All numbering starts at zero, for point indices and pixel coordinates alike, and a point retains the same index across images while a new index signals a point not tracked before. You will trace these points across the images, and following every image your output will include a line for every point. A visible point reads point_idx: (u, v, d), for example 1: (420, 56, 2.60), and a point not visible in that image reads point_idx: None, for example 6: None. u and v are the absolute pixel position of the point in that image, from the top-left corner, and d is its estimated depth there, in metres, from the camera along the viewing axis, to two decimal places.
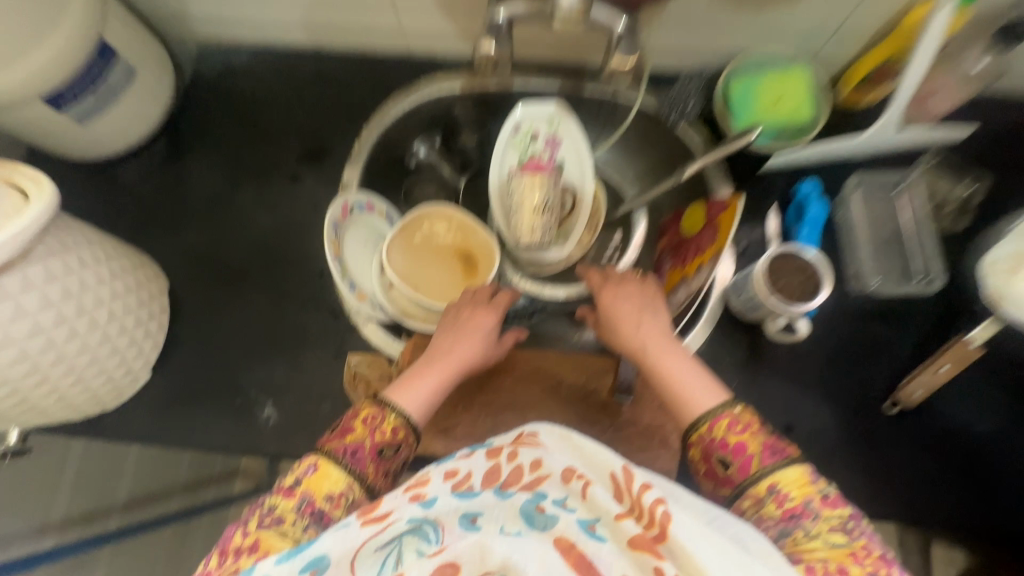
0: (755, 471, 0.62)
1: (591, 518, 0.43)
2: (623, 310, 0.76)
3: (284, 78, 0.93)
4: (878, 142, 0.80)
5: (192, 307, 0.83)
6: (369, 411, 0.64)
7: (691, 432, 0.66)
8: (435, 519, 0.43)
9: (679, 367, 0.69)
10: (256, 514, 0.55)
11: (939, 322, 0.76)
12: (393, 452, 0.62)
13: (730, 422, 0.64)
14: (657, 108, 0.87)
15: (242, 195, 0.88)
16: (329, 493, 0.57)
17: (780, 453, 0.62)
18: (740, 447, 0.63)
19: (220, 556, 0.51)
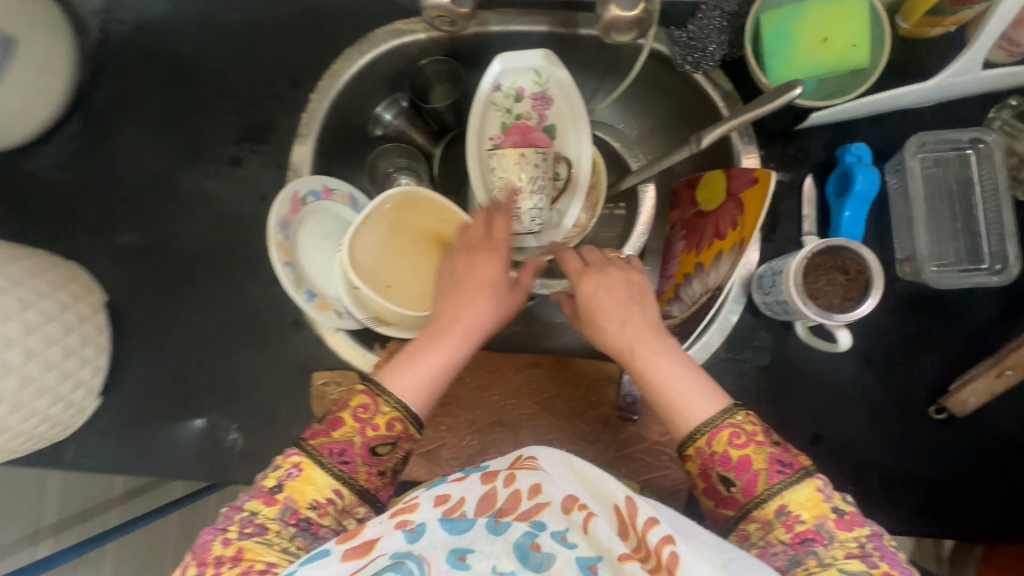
0: (761, 491, 0.49)
1: (591, 557, 0.37)
2: (605, 301, 0.61)
3: (211, 35, 0.77)
4: (950, 85, 0.64)
5: (137, 320, 0.74)
6: (360, 398, 0.52)
7: (684, 443, 0.53)
8: (422, 556, 0.37)
9: (679, 385, 0.54)
10: (234, 519, 0.46)
11: (1001, 311, 0.65)
12: (389, 450, 0.51)
13: (730, 433, 0.51)
14: (670, 53, 0.70)
15: (178, 185, 0.76)
16: (314, 502, 0.48)
17: (789, 466, 0.50)
18: (743, 463, 0.50)
19: (199, 565, 0.44)
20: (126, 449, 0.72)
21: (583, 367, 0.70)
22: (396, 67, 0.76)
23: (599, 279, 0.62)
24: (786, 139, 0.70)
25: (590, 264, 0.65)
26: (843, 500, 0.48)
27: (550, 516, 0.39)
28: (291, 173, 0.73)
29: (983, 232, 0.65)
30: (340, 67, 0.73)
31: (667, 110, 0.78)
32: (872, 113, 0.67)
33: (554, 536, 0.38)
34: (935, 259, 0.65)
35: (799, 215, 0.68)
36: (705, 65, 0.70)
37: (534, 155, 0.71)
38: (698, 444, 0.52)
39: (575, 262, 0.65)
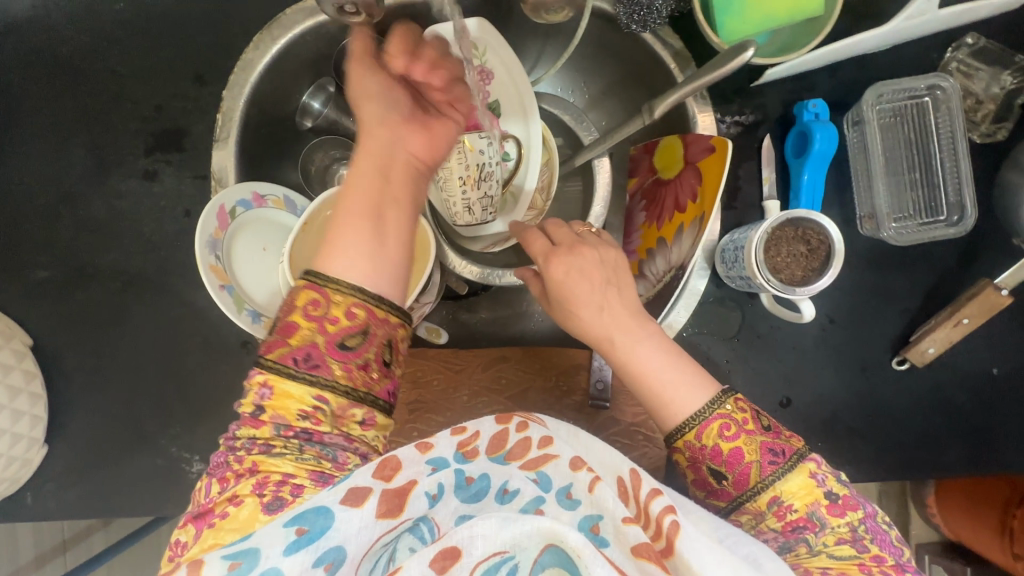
0: (753, 484, 0.48)
1: (593, 517, 0.39)
2: (577, 288, 0.53)
3: (96, 30, 0.67)
4: (909, 27, 0.60)
5: (70, 360, 0.68)
6: (305, 296, 0.46)
7: (672, 438, 0.50)
8: (436, 522, 0.40)
9: (667, 373, 0.51)
10: (235, 444, 0.45)
11: (959, 259, 0.65)
12: (362, 340, 0.46)
13: (720, 425, 0.49)
14: (614, 12, 0.64)
15: (89, 207, 0.68)
16: (302, 412, 0.44)
17: (782, 454, 0.48)
18: (733, 456, 0.48)
19: (219, 482, 0.43)
20: (78, 496, 0.68)
21: (551, 356, 0.68)
22: (316, 50, 0.69)
23: (571, 263, 0.54)
24: (742, 98, 0.66)
25: (557, 244, 0.56)
26: (835, 483, 0.47)
27: (555, 471, 0.41)
28: (214, 182, 0.66)
29: (942, 182, 0.64)
30: (251, 58, 0.65)
31: (616, 72, 0.73)
32: (829, 63, 0.64)
33: (559, 493, 0.40)
34: (895, 214, 0.64)
35: (759, 177, 0.66)
36: (652, 22, 0.63)
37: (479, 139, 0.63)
38: (688, 438, 0.49)
39: (542, 244, 0.56)
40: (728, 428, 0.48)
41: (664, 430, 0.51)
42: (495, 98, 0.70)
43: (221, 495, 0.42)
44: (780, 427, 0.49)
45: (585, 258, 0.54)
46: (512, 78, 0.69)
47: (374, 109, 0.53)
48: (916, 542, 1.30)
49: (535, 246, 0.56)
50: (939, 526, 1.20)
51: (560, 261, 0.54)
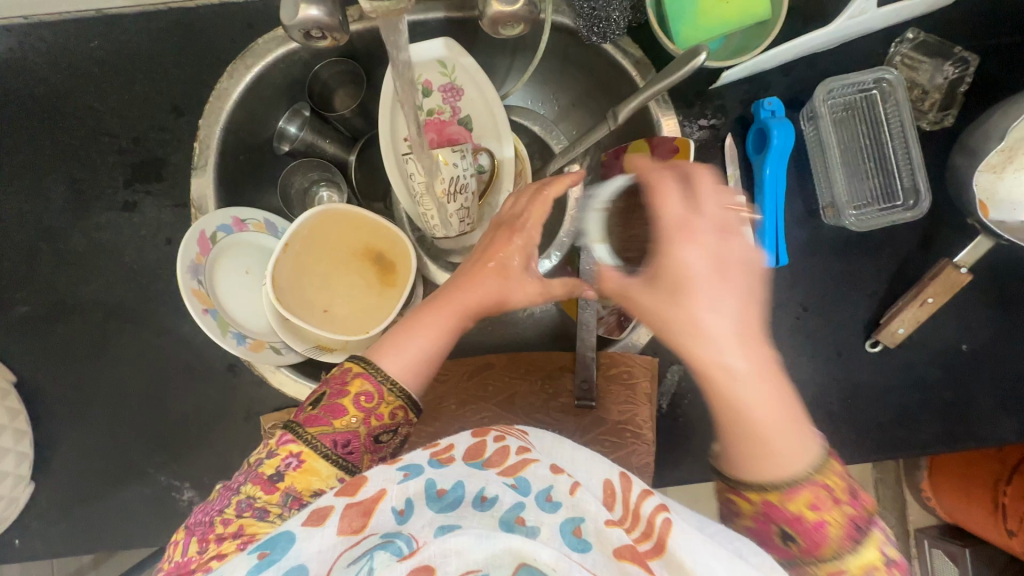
0: (824, 558, 0.39)
1: (575, 519, 0.38)
2: (699, 275, 0.43)
3: (70, 68, 0.68)
4: (854, 25, 0.63)
5: (54, 395, 0.68)
6: (360, 384, 0.49)
7: (745, 484, 0.41)
8: (410, 535, 0.37)
9: (784, 437, 0.40)
10: (231, 501, 0.44)
11: (920, 242, 0.68)
12: (390, 438, 0.50)
13: (813, 495, 0.39)
14: (575, 26, 0.67)
15: (68, 241, 0.69)
16: (318, 490, 0.46)
17: (861, 528, 0.39)
18: (816, 527, 0.39)
19: (199, 540, 0.43)
20: (66, 532, 0.67)
21: (536, 359, 0.70)
22: (289, 76, 0.71)
23: (705, 246, 0.43)
24: (702, 100, 0.69)
25: (695, 214, 0.45)
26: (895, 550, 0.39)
27: (535, 474, 0.40)
28: (194, 210, 0.67)
29: (896, 169, 0.67)
30: (226, 87, 0.67)
31: (582, 83, 0.76)
32: (782, 63, 0.67)
33: (539, 497, 0.39)
34: (854, 202, 0.68)
35: (724, 174, 0.69)
36: (612, 34, 0.67)
37: (453, 154, 0.66)
38: (767, 497, 0.40)
39: (675, 209, 0.45)
40: (820, 500, 0.39)
41: (734, 474, 0.41)
42: (467, 113, 0.72)
43: (200, 557, 0.42)
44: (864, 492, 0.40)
45: (716, 243, 0.43)
46: (481, 94, 0.71)
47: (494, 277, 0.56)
48: (914, 528, 1.31)
49: (667, 211, 0.45)
50: (934, 509, 1.21)
51: (683, 242, 0.44)
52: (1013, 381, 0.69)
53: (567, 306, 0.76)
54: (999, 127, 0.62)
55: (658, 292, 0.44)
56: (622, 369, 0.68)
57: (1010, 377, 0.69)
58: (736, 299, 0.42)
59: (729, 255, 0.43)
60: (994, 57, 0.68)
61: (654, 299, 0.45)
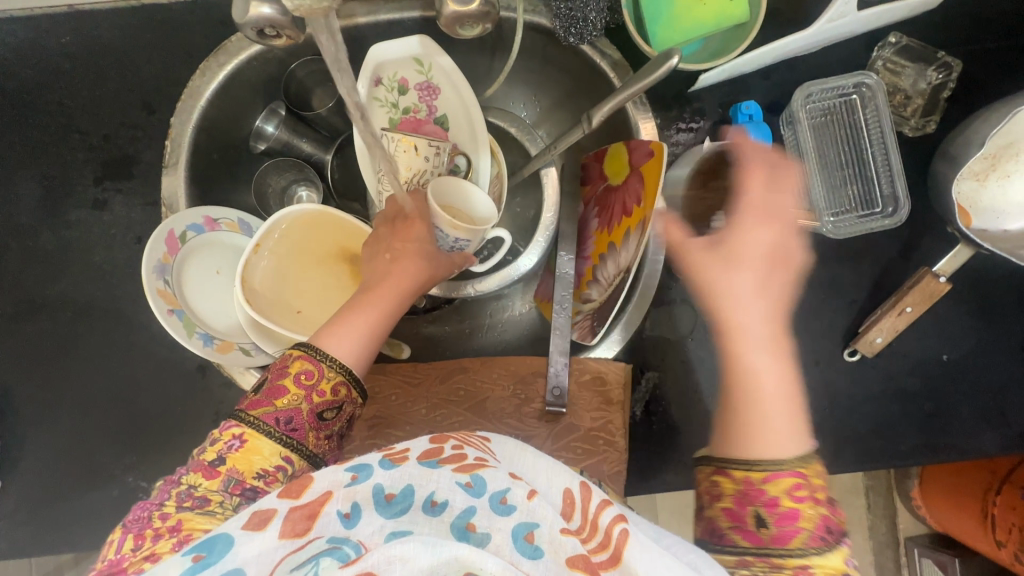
0: (790, 544, 0.41)
1: (528, 523, 0.37)
2: (752, 239, 0.52)
3: (41, 64, 0.67)
4: (834, 29, 0.62)
5: (21, 394, 0.67)
6: (299, 364, 0.50)
7: (733, 462, 0.44)
8: (359, 541, 0.35)
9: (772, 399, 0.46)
10: (171, 494, 0.44)
11: (900, 250, 0.67)
12: (335, 413, 0.50)
13: (793, 481, 0.43)
14: (552, 26, 0.66)
15: (37, 238, 0.68)
16: (261, 471, 0.47)
17: (832, 537, 0.41)
18: (789, 514, 0.42)
19: (134, 538, 0.41)
20: (31, 533, 0.66)
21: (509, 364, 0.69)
22: (264, 74, 0.70)
23: (759, 222, 0.52)
24: (680, 104, 0.68)
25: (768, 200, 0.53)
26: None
27: (491, 475, 0.39)
28: (165, 208, 0.67)
29: (875, 177, 0.66)
30: (198, 85, 0.66)
31: (561, 84, 0.75)
32: (761, 66, 0.66)
33: (493, 499, 0.38)
34: (833, 209, 0.67)
35: None
36: (589, 35, 0.66)
37: (426, 146, 0.70)
38: (751, 474, 0.43)
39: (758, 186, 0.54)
40: (795, 485, 0.42)
41: (727, 451, 0.45)
42: (443, 112, 0.71)
43: (133, 557, 0.40)
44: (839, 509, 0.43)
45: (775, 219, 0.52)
46: (458, 93, 0.69)
47: (415, 258, 0.59)
48: (904, 536, 1.29)
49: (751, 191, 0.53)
50: (924, 518, 1.19)
51: (761, 219, 0.52)
52: (994, 391, 0.68)
53: (544, 310, 0.75)
54: (980, 134, 0.60)
55: (716, 256, 0.52)
56: (593, 375, 0.67)
57: (991, 388, 0.68)
58: (750, 278, 0.51)
59: (779, 236, 0.52)
60: (977, 63, 0.66)
61: (706, 261, 0.53)
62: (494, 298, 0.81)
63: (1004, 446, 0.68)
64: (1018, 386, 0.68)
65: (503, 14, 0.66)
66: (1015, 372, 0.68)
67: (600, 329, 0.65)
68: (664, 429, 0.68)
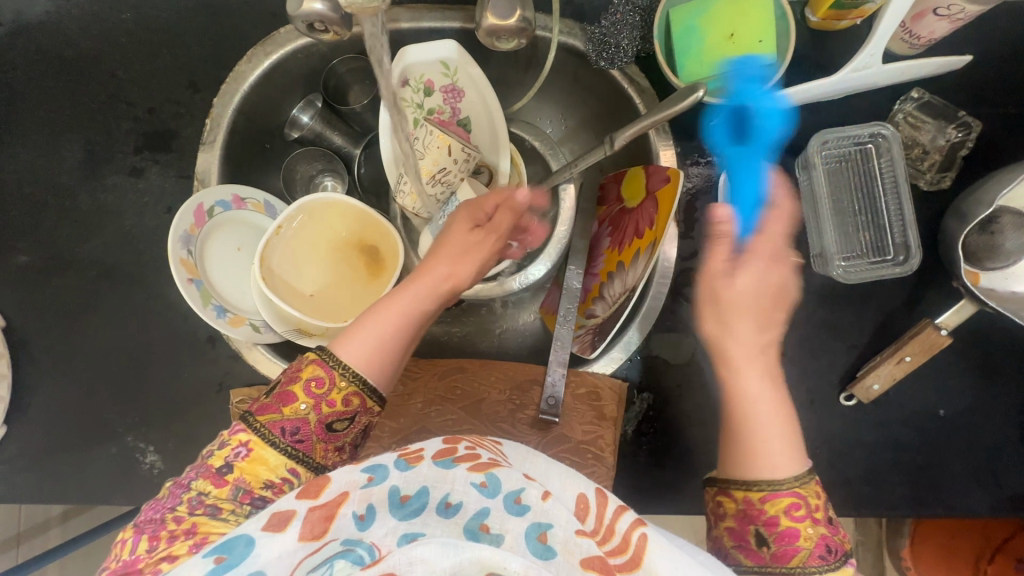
0: (790, 564, 0.48)
1: (542, 525, 0.38)
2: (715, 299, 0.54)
3: (100, 36, 0.72)
4: (857, 80, 0.64)
5: (38, 344, 0.70)
6: (311, 370, 0.52)
7: (734, 485, 0.51)
8: (371, 543, 0.37)
9: (772, 437, 0.50)
10: (182, 500, 0.46)
11: (904, 300, 0.68)
12: (346, 425, 0.52)
13: (790, 502, 0.48)
14: (584, 49, 0.69)
15: (73, 197, 0.71)
16: (268, 482, 0.49)
17: (832, 552, 0.48)
18: (789, 533, 0.48)
19: (148, 539, 0.43)
20: (31, 481, 0.68)
21: (510, 370, 0.70)
22: (306, 67, 0.73)
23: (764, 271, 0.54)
24: (701, 136, 0.70)
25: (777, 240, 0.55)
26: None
27: (505, 476, 0.41)
28: (197, 182, 0.70)
29: (887, 225, 0.67)
30: (243, 70, 0.70)
31: (588, 106, 0.77)
32: (783, 108, 0.68)
33: (507, 499, 0.39)
34: (845, 253, 0.68)
35: (715, 210, 0.69)
36: (620, 61, 0.69)
37: (460, 148, 0.67)
38: (752, 496, 0.50)
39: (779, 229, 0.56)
40: (794, 508, 0.48)
41: (726, 474, 0.52)
42: (465, 115, 0.74)
43: (148, 557, 0.42)
44: (836, 526, 0.49)
45: (773, 266, 0.54)
46: (482, 96, 0.72)
47: (447, 259, 0.59)
48: None
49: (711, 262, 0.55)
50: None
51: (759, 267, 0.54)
52: (987, 451, 0.68)
53: (548, 321, 0.76)
54: (991, 193, 0.62)
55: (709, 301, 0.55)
56: (589, 389, 0.67)
57: (985, 448, 0.68)
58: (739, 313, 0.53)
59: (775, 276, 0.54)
60: (997, 127, 0.68)
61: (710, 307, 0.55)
62: (501, 306, 0.83)
63: (994, 508, 0.67)
64: (1014, 449, 0.67)
65: (538, 33, 0.69)
66: (1011, 434, 0.68)
67: (600, 343, 0.67)
68: (654, 449, 0.68)
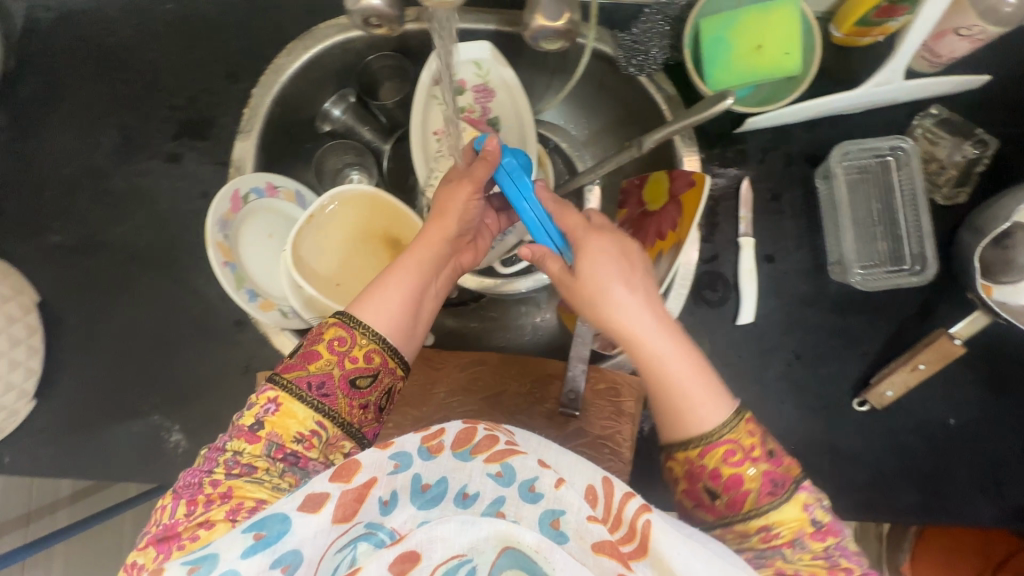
0: (744, 509, 0.46)
1: (556, 511, 0.40)
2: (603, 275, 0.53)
3: (144, 25, 0.74)
4: (877, 94, 0.67)
5: (70, 321, 0.72)
6: (334, 331, 0.53)
7: (674, 447, 0.49)
8: (393, 528, 0.40)
9: (692, 387, 0.49)
10: (219, 461, 0.47)
11: (918, 310, 0.69)
12: (370, 382, 0.53)
13: (724, 450, 0.47)
14: (614, 55, 0.71)
15: (110, 179, 0.73)
16: (298, 435, 0.50)
17: (782, 483, 0.46)
18: (732, 480, 0.46)
19: (187, 503, 0.45)
20: (57, 455, 0.70)
21: (529, 363, 0.71)
22: (342, 62, 0.75)
23: (594, 253, 0.54)
24: (724, 142, 0.72)
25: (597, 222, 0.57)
26: (820, 511, 0.45)
27: (522, 464, 0.41)
28: (232, 169, 0.72)
29: (904, 235, 0.69)
30: (282, 63, 0.72)
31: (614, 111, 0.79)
32: (805, 119, 0.70)
33: (522, 487, 0.41)
34: (863, 262, 0.70)
35: (736, 215, 0.71)
36: (648, 67, 0.72)
37: None
38: (689, 454, 0.48)
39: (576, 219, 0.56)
40: (730, 453, 0.46)
41: (671, 435, 0.49)
42: (494, 115, 0.76)
43: (189, 518, 0.44)
44: (780, 456, 0.47)
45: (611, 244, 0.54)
46: (511, 96, 0.74)
47: (440, 218, 0.60)
48: None
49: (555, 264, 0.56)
50: None
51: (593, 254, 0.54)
52: (996, 462, 0.69)
53: (566, 320, 0.78)
54: (1006, 208, 0.63)
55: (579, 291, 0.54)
56: (609, 385, 0.69)
57: (993, 458, 0.69)
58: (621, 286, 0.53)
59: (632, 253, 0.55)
60: (1012, 145, 0.70)
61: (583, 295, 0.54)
62: (520, 303, 0.84)
63: (1001, 518, 0.68)
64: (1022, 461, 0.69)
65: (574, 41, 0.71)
66: (1020, 446, 0.69)
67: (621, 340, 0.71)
68: None
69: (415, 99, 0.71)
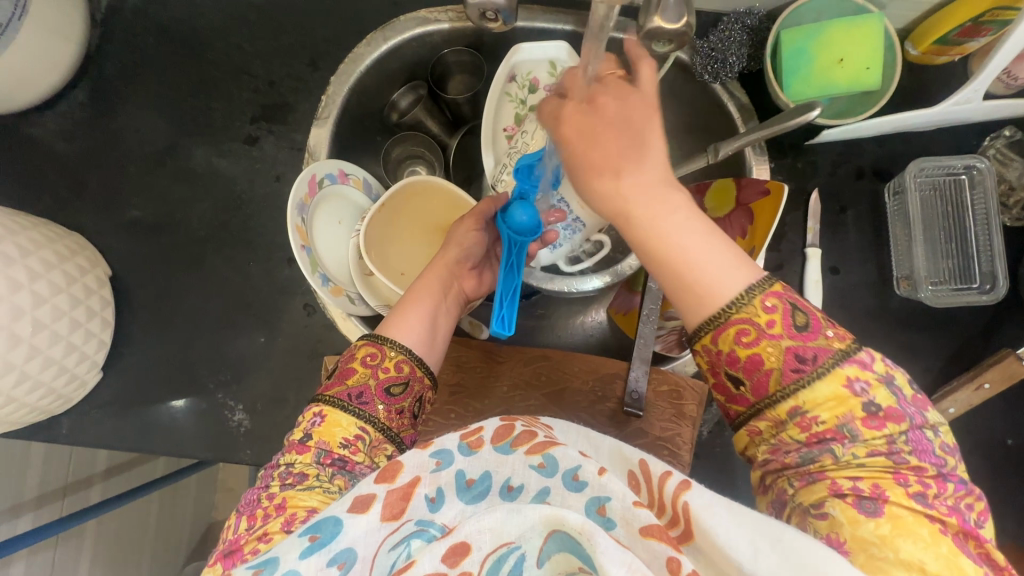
0: (771, 393, 0.40)
1: (600, 499, 0.35)
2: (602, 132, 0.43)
3: (231, 9, 0.75)
4: (955, 113, 0.67)
5: (142, 296, 0.72)
6: (365, 349, 0.54)
7: (689, 339, 0.42)
8: (444, 524, 0.37)
9: (709, 256, 0.40)
10: (273, 476, 0.48)
11: (982, 329, 0.70)
12: (404, 389, 0.53)
13: (738, 330, 0.40)
14: (691, 62, 0.72)
15: (188, 158, 0.74)
16: (344, 441, 0.49)
17: (813, 357, 0.39)
18: (753, 363, 0.40)
19: (248, 518, 0.45)
20: (123, 427, 0.70)
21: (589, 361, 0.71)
22: (419, 55, 0.76)
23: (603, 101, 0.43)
24: (796, 153, 0.73)
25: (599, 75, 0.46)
26: (880, 392, 0.38)
27: (562, 454, 0.38)
28: (308, 155, 0.72)
29: (975, 255, 0.69)
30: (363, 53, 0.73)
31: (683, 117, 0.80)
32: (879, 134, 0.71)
33: (565, 476, 0.37)
34: (932, 278, 0.70)
35: (803, 226, 0.72)
36: (724, 75, 0.72)
37: None
38: (704, 340, 0.41)
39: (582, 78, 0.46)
40: (744, 335, 0.40)
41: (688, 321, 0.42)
42: None
43: (249, 532, 0.44)
44: (815, 327, 0.40)
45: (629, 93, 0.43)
46: None
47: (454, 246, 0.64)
48: None
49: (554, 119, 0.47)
50: None
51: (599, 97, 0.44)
52: None
53: (624, 321, 0.79)
54: None
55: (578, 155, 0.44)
56: (671, 388, 0.69)
57: None
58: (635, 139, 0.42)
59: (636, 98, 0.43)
60: None
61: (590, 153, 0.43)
62: (575, 302, 0.84)
63: None
64: None
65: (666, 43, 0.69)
66: None
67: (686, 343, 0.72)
68: (728, 453, 0.70)
69: (489, 95, 0.71)
